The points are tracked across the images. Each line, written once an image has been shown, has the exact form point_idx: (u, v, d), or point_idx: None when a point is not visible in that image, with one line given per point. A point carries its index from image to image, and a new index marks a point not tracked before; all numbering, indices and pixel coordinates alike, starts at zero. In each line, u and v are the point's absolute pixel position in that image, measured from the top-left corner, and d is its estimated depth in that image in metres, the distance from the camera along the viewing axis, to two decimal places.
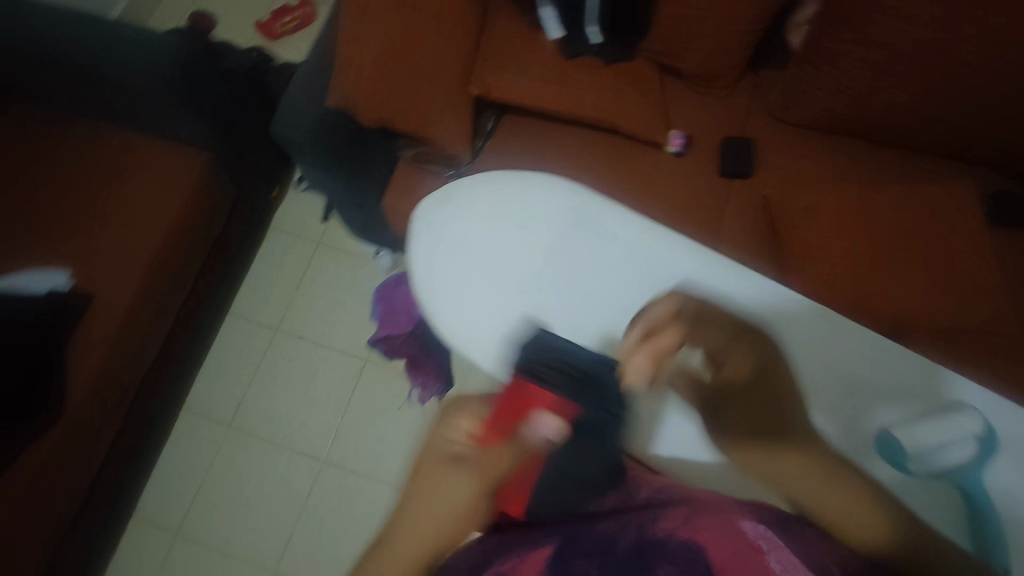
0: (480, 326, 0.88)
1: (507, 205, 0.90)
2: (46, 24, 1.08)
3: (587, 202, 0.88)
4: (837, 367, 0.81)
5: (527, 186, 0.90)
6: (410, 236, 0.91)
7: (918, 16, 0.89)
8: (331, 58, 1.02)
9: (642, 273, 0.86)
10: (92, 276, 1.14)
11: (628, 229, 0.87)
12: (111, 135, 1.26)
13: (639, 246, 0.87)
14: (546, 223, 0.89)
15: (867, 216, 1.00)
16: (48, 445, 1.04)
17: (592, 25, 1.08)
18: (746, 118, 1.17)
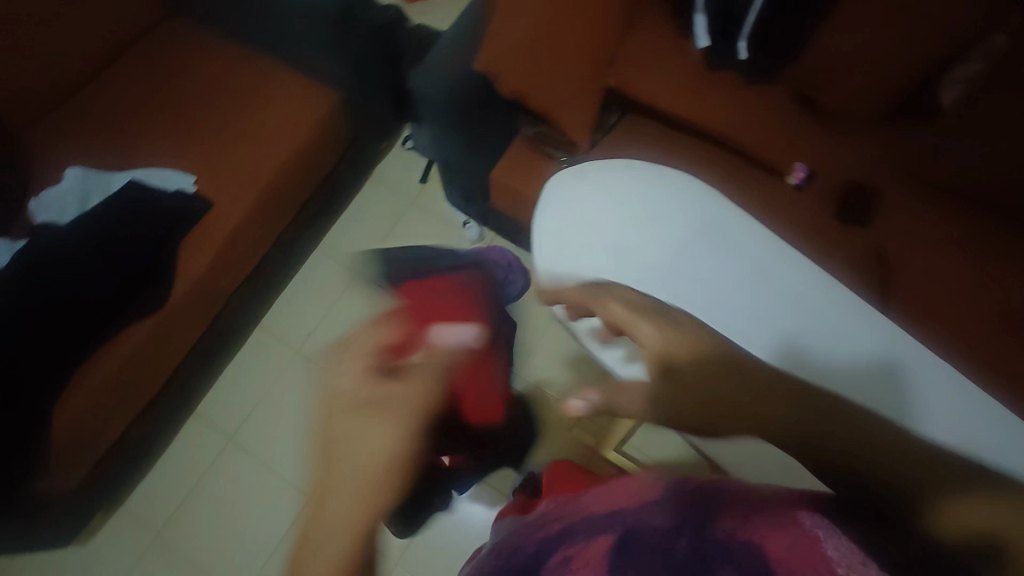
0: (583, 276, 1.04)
1: (625, 190, 1.02)
2: None
3: (713, 209, 1.01)
4: (857, 373, 0.91)
5: (648, 178, 1.02)
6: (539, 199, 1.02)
7: None
8: (480, 29, 1.06)
9: (770, 285, 0.98)
10: (215, 186, 1.22)
11: (764, 244, 1.00)
12: (256, 62, 1.34)
13: (771, 260, 0.99)
14: (685, 225, 1.02)
15: (972, 288, 0.99)
16: (146, 330, 1.11)
17: (743, 39, 1.06)
18: (875, 167, 1.11)
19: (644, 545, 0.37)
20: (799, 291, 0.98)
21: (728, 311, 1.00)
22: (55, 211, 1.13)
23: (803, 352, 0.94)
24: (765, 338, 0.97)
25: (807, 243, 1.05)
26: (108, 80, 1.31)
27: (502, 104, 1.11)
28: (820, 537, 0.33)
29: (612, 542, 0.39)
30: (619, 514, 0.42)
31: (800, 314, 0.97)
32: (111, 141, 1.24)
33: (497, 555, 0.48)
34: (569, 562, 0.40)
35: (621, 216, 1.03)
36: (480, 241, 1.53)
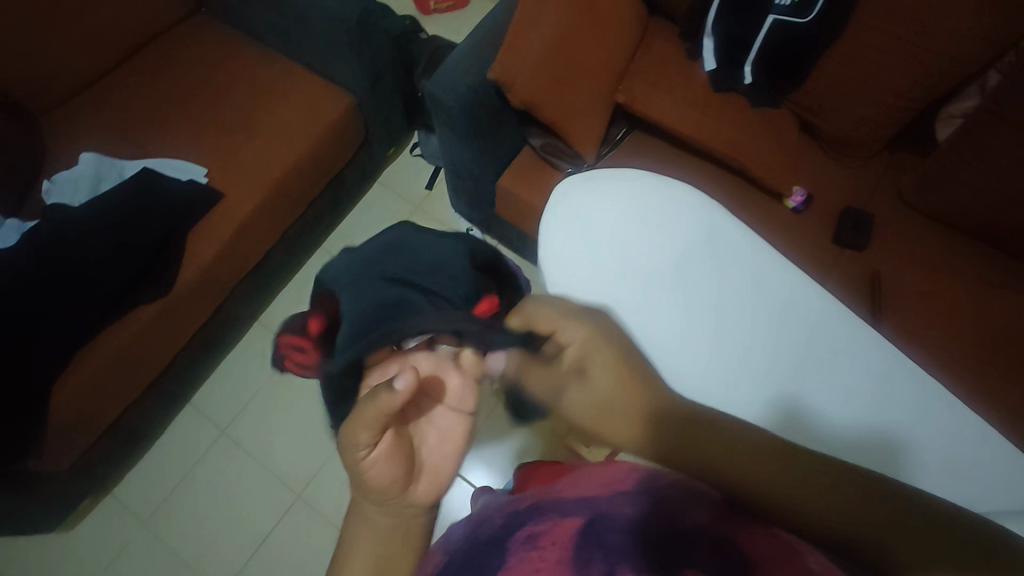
0: (636, 236, 0.88)
1: (606, 205, 0.89)
2: None
3: (602, 182, 0.91)
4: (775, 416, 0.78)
5: (604, 187, 0.91)
6: (548, 206, 0.91)
7: None
8: (494, 39, 1.10)
9: (777, 313, 0.83)
10: (225, 178, 1.24)
11: (765, 260, 0.85)
12: (273, 59, 1.38)
13: (775, 280, 0.84)
14: (691, 232, 0.88)
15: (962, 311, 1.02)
16: (153, 313, 1.12)
17: (748, 64, 1.11)
18: (871, 194, 1.16)
19: (613, 523, 0.38)
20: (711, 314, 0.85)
21: (712, 326, 0.84)
22: (67, 194, 1.15)
23: (809, 401, 0.78)
24: (744, 327, 0.83)
25: (803, 262, 1.08)
26: (127, 72, 1.34)
27: (512, 112, 1.16)
28: (804, 554, 0.33)
29: (579, 526, 0.39)
30: (591, 500, 0.42)
31: (802, 358, 0.80)
32: (128, 128, 1.27)
33: (471, 522, 0.49)
34: (537, 539, 0.40)
35: (634, 223, 0.88)
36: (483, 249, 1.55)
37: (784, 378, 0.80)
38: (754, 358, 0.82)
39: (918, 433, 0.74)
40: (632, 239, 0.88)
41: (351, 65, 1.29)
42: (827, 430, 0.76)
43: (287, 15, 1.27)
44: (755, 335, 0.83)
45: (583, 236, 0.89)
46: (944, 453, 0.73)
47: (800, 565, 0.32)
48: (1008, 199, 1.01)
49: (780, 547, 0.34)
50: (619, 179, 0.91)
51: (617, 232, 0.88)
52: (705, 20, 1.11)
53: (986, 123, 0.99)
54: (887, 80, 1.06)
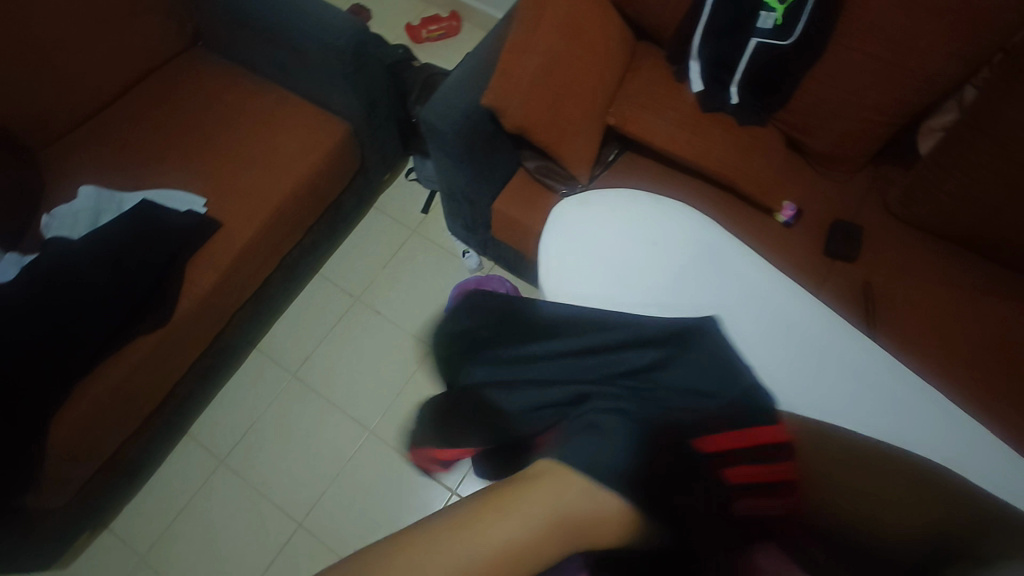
0: (635, 254, 0.89)
1: (603, 225, 0.91)
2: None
3: (600, 202, 0.93)
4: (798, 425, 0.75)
5: (599, 211, 0.92)
6: (545, 228, 0.93)
7: None
8: (487, 66, 1.13)
9: (774, 325, 0.84)
10: (223, 207, 1.25)
11: (758, 275, 0.87)
12: (270, 90, 1.40)
13: (770, 294, 0.86)
14: (684, 249, 0.89)
15: (953, 319, 1.04)
16: (152, 342, 1.12)
17: (734, 86, 1.14)
18: (858, 205, 1.19)
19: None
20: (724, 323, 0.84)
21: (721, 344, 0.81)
22: (66, 227, 1.15)
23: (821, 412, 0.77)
24: (763, 350, 0.81)
25: (798, 276, 1.11)
26: (125, 106, 1.36)
27: (506, 137, 1.19)
28: None
29: None
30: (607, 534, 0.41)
31: (807, 372, 0.80)
32: (125, 160, 1.28)
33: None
34: None
35: (636, 244, 0.89)
36: (479, 270, 1.57)
37: (814, 398, 0.78)
38: (778, 378, 0.80)
39: (938, 442, 0.75)
40: (629, 258, 0.88)
41: (346, 94, 1.31)
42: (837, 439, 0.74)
43: (285, 48, 1.30)
44: (777, 356, 0.81)
45: (581, 254, 0.89)
46: (951, 465, 0.73)
47: None
48: (991, 209, 1.04)
49: None
50: (613, 201, 0.93)
51: (615, 253, 0.89)
52: (691, 43, 1.15)
53: (965, 136, 1.03)
54: (869, 97, 1.09)
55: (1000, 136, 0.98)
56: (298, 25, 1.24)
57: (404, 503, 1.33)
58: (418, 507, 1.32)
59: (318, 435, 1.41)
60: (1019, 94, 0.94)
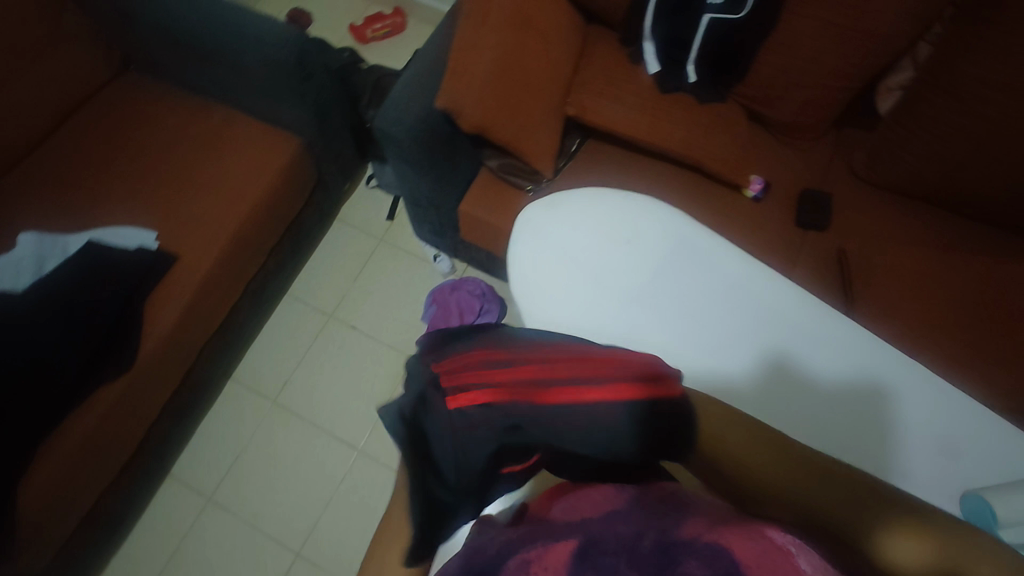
0: (609, 249, 0.87)
1: (575, 228, 0.88)
2: (184, 14, 1.18)
3: (565, 203, 0.90)
4: (756, 373, 0.79)
5: (565, 214, 0.89)
6: (513, 238, 0.90)
7: (1004, 103, 0.94)
8: (437, 67, 1.09)
9: (752, 312, 0.82)
10: (176, 239, 1.19)
11: (731, 262, 0.85)
12: (213, 110, 1.34)
13: (746, 281, 0.84)
14: (659, 244, 0.87)
15: (930, 280, 1.03)
16: (117, 390, 1.07)
17: (691, 64, 1.12)
18: (825, 173, 1.19)
19: (606, 550, 0.40)
20: (708, 281, 0.84)
21: (686, 319, 0.82)
22: (8, 279, 1.08)
23: (790, 361, 0.78)
24: (749, 346, 0.80)
25: (771, 252, 1.10)
26: (58, 142, 1.29)
27: (464, 137, 1.15)
28: (794, 552, 0.35)
29: (573, 548, 0.41)
30: (586, 523, 0.44)
31: (786, 325, 0.80)
32: (66, 201, 1.21)
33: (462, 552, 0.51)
34: (529, 565, 0.42)
35: (609, 243, 0.87)
36: (452, 273, 1.53)
37: (795, 365, 0.79)
38: (764, 397, 0.77)
39: (934, 422, 0.74)
40: (600, 257, 0.86)
41: (294, 107, 1.26)
42: (804, 388, 0.77)
43: (222, 65, 1.23)
44: (760, 362, 0.79)
45: (551, 258, 0.87)
46: (937, 431, 0.73)
47: (791, 566, 0.34)
48: (956, 164, 1.04)
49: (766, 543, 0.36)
50: (578, 202, 0.90)
51: (588, 254, 0.87)
52: (643, 23, 1.12)
53: (925, 94, 1.02)
54: (827, 63, 1.07)
55: (959, 91, 0.97)
56: (234, 39, 1.17)
57: None
58: None
59: (307, 462, 1.37)
60: (974, 47, 0.93)
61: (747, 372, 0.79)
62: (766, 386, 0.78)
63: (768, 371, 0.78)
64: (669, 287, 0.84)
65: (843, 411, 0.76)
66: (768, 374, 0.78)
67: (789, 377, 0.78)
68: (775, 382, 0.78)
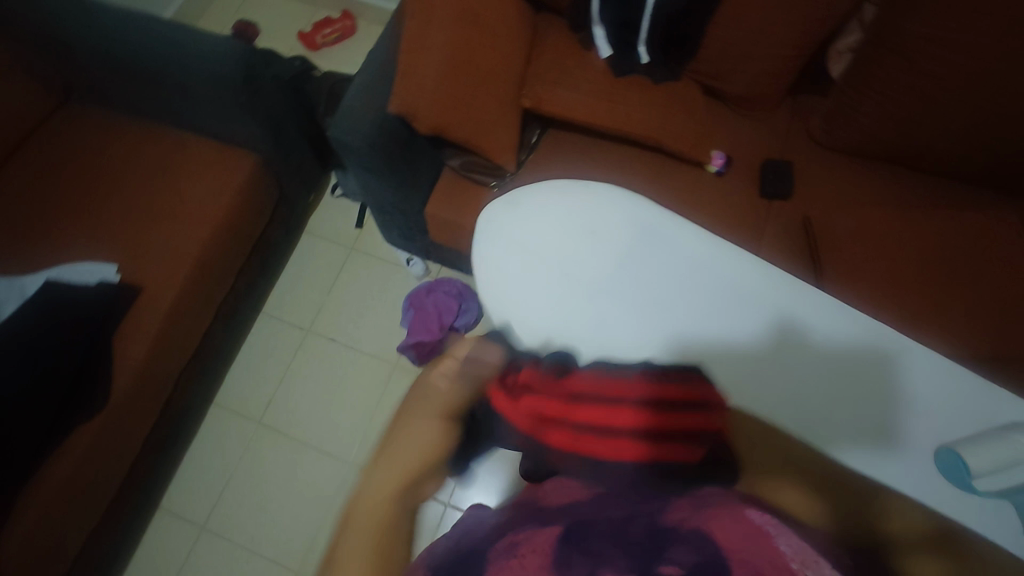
0: (576, 242, 0.87)
1: (539, 227, 0.89)
2: (121, 38, 1.14)
3: (528, 199, 0.90)
4: (758, 341, 0.78)
5: (528, 211, 0.90)
6: (476, 240, 0.89)
7: (949, 57, 0.95)
8: (388, 70, 1.07)
9: (722, 293, 0.81)
10: (138, 270, 1.17)
11: (695, 244, 0.85)
12: (163, 133, 1.31)
13: (712, 261, 0.83)
14: (623, 232, 0.86)
15: (902, 234, 1.04)
16: (93, 429, 1.05)
17: (642, 45, 1.12)
18: (784, 141, 1.20)
19: (595, 532, 0.40)
20: (701, 260, 0.84)
21: (657, 304, 0.82)
22: None
23: (798, 327, 0.78)
24: (760, 308, 0.80)
25: (737, 225, 1.11)
26: (4, 180, 1.24)
27: (423, 139, 1.13)
28: (775, 535, 0.36)
29: (560, 532, 0.41)
30: (571, 508, 0.45)
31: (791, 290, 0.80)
32: (18, 241, 1.18)
33: (448, 538, 0.50)
34: (517, 548, 0.41)
35: (574, 235, 0.87)
36: (427, 275, 1.52)
37: (800, 330, 0.78)
38: (769, 363, 0.77)
39: (933, 385, 0.73)
40: (567, 251, 0.87)
41: (247, 123, 1.23)
42: (810, 353, 0.77)
43: (167, 86, 1.20)
44: (768, 327, 0.79)
45: (517, 256, 0.87)
46: (938, 394, 0.73)
47: (776, 553, 0.35)
48: (909, 122, 1.06)
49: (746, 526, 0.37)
50: (538, 199, 0.90)
51: (554, 249, 0.87)
52: (591, 7, 1.11)
53: (874, 55, 1.03)
54: (776, 32, 1.08)
55: (906, 50, 0.98)
56: (177, 59, 1.14)
57: None
58: (415, 529, 1.29)
59: (299, 480, 1.35)
60: (916, 5, 0.94)
61: (751, 336, 0.79)
62: (769, 352, 0.78)
63: (773, 337, 0.78)
64: (648, 266, 0.84)
65: (844, 375, 0.76)
66: (772, 343, 0.78)
67: (794, 341, 0.78)
68: (777, 349, 0.78)
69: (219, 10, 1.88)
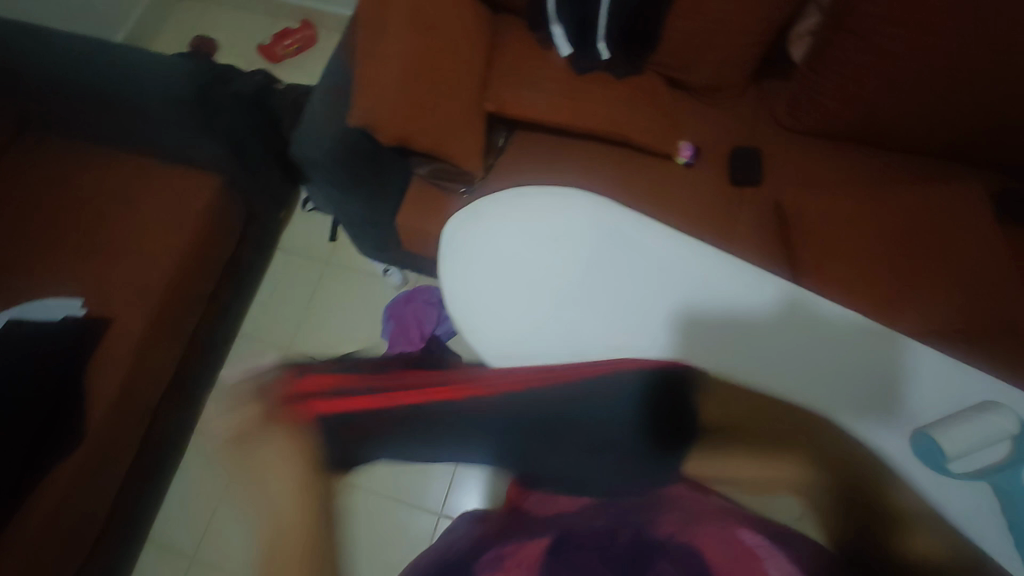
0: (542, 249, 0.85)
1: (505, 236, 0.87)
2: (68, 66, 1.11)
3: (490, 207, 0.88)
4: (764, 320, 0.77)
5: (491, 221, 0.88)
6: (442, 254, 0.88)
7: (906, 36, 0.95)
8: (346, 82, 1.06)
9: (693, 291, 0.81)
10: (105, 302, 1.14)
11: (662, 243, 0.82)
12: (121, 160, 1.27)
13: (680, 259, 0.81)
14: (588, 237, 0.85)
15: (879, 210, 1.04)
16: (70, 469, 1.02)
17: (602, 41, 1.11)
18: (752, 128, 1.20)
19: (584, 542, 0.49)
20: (681, 261, 0.81)
21: (628, 308, 0.81)
22: None
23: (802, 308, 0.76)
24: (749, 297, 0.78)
25: (709, 216, 1.10)
26: None
27: (388, 149, 1.11)
28: (744, 543, 0.47)
29: (548, 544, 0.50)
30: (561, 518, 0.54)
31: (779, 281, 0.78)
32: None
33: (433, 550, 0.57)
34: (506, 557, 0.50)
35: (541, 242, 0.86)
36: (406, 285, 1.50)
37: (798, 312, 0.76)
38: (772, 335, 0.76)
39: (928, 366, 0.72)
40: (536, 259, 0.85)
41: (207, 145, 1.20)
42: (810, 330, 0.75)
43: (120, 112, 1.17)
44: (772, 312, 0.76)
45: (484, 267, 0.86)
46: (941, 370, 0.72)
47: (751, 560, 0.45)
48: (872, 102, 1.06)
49: (725, 536, 0.48)
50: (499, 208, 0.88)
51: (522, 257, 0.86)
52: (548, 6, 1.10)
53: (833, 38, 1.03)
54: (734, 20, 1.07)
55: (864, 30, 0.98)
56: (129, 84, 1.11)
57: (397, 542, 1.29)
58: (411, 542, 1.28)
59: None
60: None
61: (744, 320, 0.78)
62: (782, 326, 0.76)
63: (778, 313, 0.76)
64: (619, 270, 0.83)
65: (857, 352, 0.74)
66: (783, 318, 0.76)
67: (808, 314, 0.76)
68: (790, 320, 0.76)
69: (174, 28, 1.84)
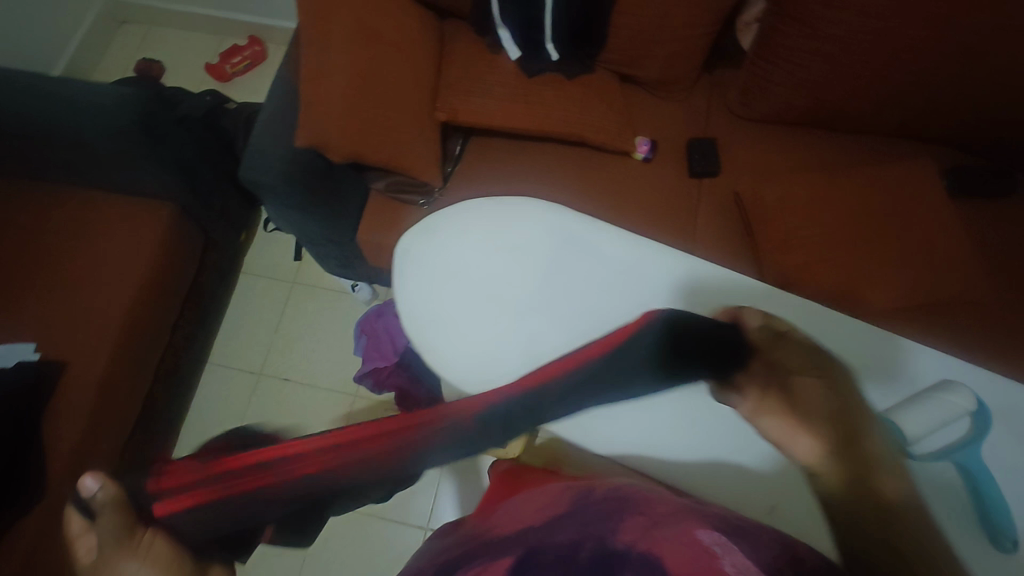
0: (500, 260, 0.85)
1: (463, 250, 0.86)
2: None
3: (446, 220, 0.88)
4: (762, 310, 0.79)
5: (447, 235, 0.87)
6: (400, 270, 0.86)
7: (847, 20, 0.97)
8: (293, 100, 1.03)
9: (655, 292, 0.81)
10: (59, 344, 1.10)
11: (617, 245, 0.85)
12: (66, 194, 1.23)
13: (637, 260, 0.83)
14: (545, 245, 0.85)
15: (835, 191, 1.05)
16: (35, 520, 0.98)
17: (550, 42, 1.11)
18: (707, 119, 1.20)
19: (544, 563, 0.40)
20: (638, 263, 0.83)
21: (591, 313, 0.81)
22: None
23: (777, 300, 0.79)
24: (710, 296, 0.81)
25: (670, 210, 1.11)
26: None
27: (343, 165, 1.09)
28: (719, 554, 0.38)
29: (512, 563, 0.41)
30: (526, 533, 0.45)
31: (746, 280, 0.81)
32: None
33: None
34: None
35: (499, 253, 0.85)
36: (375, 298, 1.48)
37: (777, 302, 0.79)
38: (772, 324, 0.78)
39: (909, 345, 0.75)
40: (494, 270, 0.84)
41: (156, 174, 1.16)
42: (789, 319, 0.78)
43: (59, 147, 1.12)
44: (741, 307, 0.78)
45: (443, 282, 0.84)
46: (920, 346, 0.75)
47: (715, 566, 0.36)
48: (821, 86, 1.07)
49: (699, 549, 0.38)
50: (455, 222, 0.88)
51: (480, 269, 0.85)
52: (493, 11, 1.09)
53: (777, 25, 1.04)
54: (680, 13, 1.07)
55: (807, 16, 0.99)
56: (66, 117, 1.07)
57: (385, 560, 1.27)
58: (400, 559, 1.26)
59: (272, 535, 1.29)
60: None
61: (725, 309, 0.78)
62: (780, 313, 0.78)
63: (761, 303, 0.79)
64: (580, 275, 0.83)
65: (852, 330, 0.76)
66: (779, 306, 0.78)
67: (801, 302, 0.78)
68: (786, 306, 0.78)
69: (117, 52, 1.79)
